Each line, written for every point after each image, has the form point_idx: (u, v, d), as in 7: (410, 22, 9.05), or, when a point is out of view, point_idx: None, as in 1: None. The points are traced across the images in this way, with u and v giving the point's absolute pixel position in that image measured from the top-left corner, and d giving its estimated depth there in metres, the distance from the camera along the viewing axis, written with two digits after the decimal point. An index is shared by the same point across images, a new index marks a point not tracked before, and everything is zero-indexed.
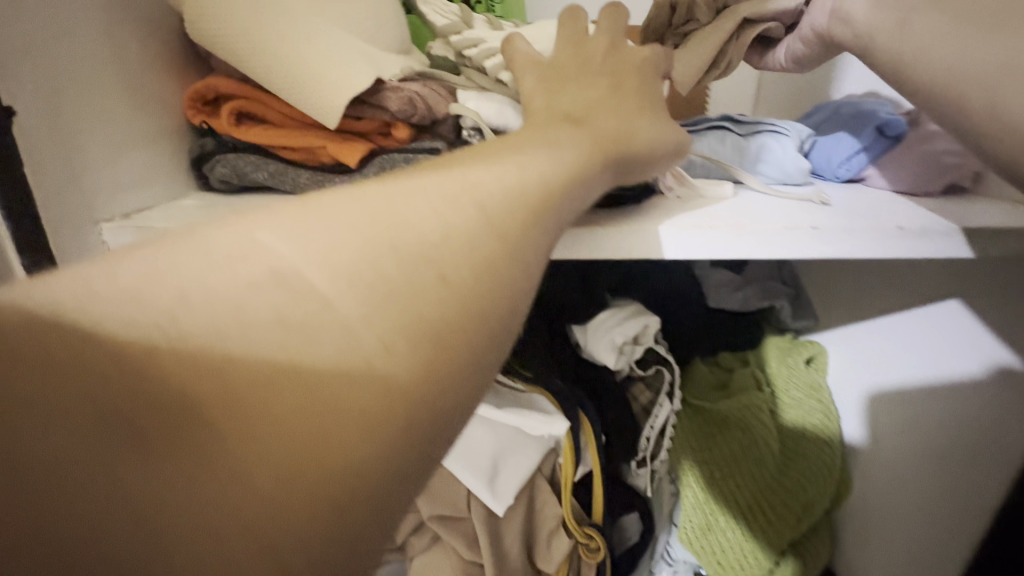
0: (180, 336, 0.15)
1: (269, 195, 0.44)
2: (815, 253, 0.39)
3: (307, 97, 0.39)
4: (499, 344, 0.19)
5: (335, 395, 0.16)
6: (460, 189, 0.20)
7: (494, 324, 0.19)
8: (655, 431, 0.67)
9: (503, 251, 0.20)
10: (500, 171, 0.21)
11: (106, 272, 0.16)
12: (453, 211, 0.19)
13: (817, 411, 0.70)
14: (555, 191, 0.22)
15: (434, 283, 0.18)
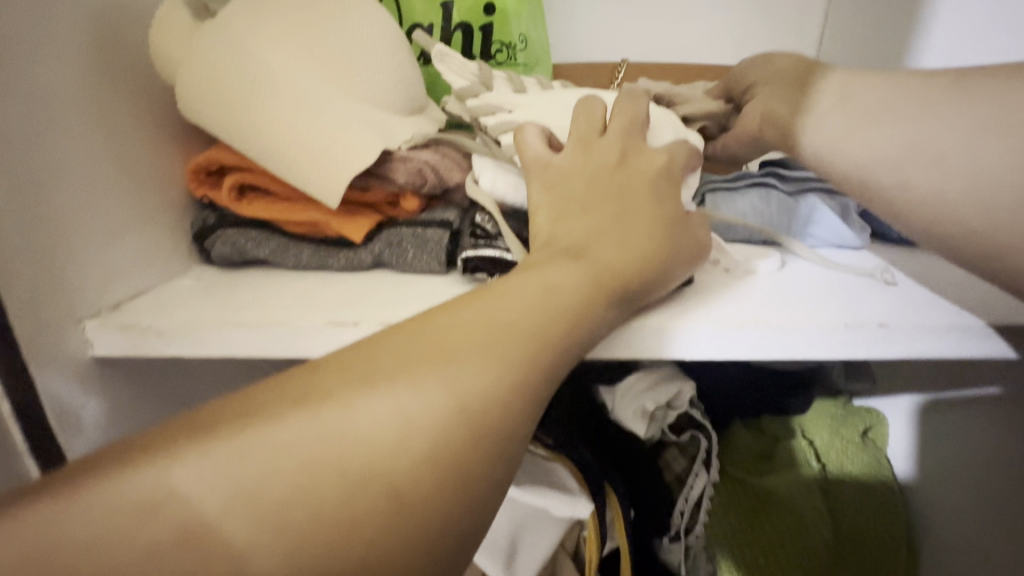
0: (196, 545, 0.18)
1: (272, 272, 0.41)
2: (880, 353, 0.34)
3: (309, 175, 0.37)
4: (474, 516, 0.22)
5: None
6: (439, 374, 0.23)
7: (468, 502, 0.22)
8: (690, 504, 0.60)
9: (477, 431, 0.22)
10: (478, 349, 0.24)
11: (131, 484, 0.19)
12: (432, 399, 0.22)
13: (874, 490, 0.63)
14: (530, 355, 0.25)
15: (414, 473, 0.21)
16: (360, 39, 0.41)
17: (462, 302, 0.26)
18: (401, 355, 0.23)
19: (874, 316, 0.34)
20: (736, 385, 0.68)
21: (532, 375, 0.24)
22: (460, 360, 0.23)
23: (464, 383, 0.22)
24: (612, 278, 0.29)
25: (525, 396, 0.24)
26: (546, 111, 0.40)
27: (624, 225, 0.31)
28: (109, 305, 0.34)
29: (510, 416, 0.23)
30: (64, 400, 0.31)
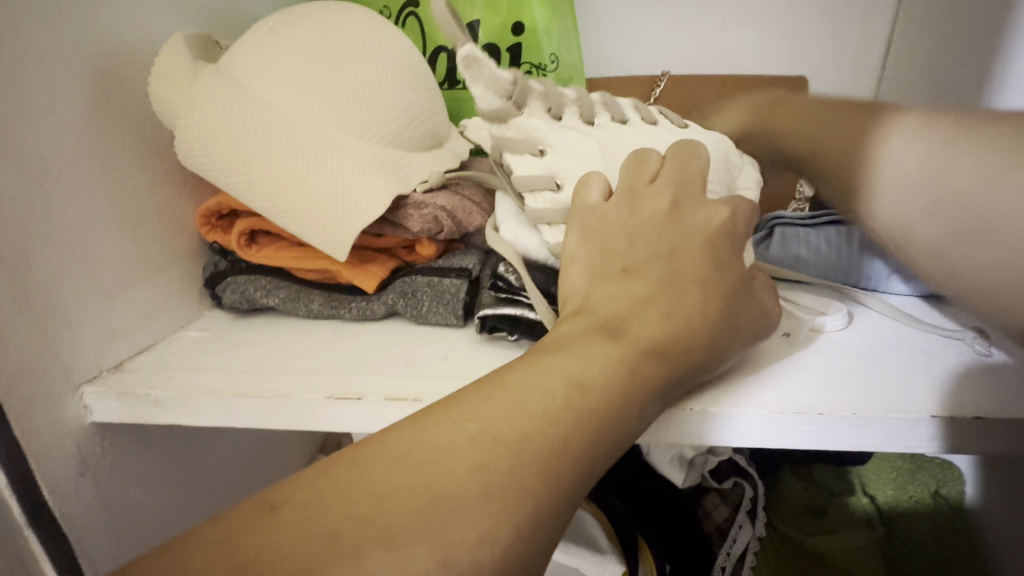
0: None
1: (283, 320, 0.39)
2: (970, 448, 0.28)
3: (318, 226, 0.34)
4: None
5: None
6: (429, 514, 0.19)
7: None
8: (732, 559, 0.55)
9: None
10: (478, 474, 0.20)
11: None
12: (417, 548, 0.18)
13: (947, 561, 0.56)
14: (541, 480, 0.21)
15: None
16: (376, 75, 0.38)
17: (462, 403, 0.22)
18: (389, 478, 0.20)
19: (965, 401, 0.28)
20: None
21: (547, 493, 0.21)
22: (463, 492, 0.20)
23: (463, 526, 0.19)
24: (648, 364, 0.25)
25: (539, 520, 0.20)
26: (582, 149, 0.35)
27: (659, 295, 0.27)
28: (111, 365, 0.33)
29: (520, 541, 0.20)
30: (61, 471, 0.30)
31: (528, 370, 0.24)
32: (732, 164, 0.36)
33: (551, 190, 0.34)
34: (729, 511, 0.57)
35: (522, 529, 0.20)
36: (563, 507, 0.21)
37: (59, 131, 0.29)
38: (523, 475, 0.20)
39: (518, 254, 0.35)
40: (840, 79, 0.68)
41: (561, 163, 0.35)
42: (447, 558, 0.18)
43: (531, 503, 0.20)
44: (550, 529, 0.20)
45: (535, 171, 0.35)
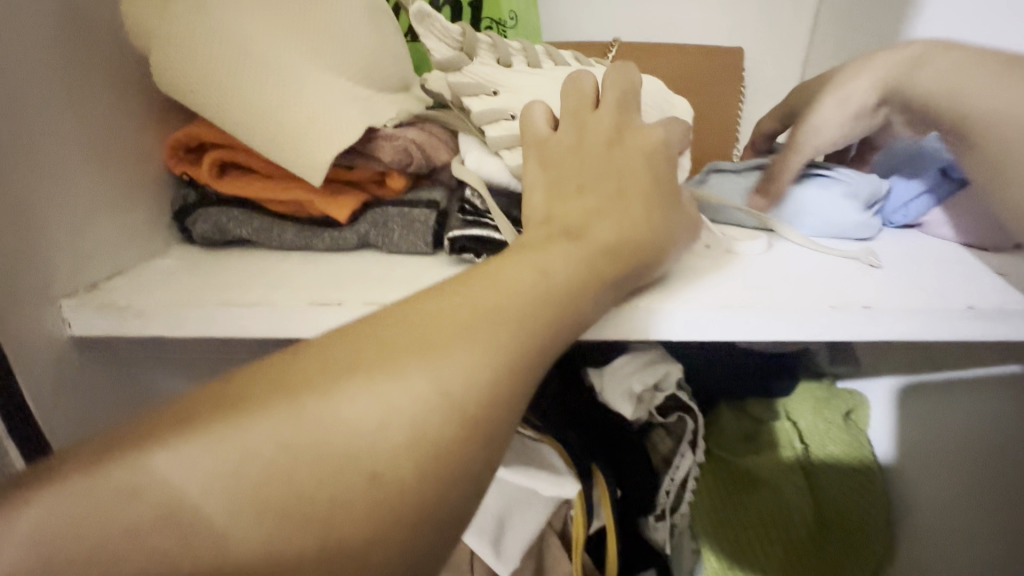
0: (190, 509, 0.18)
1: (256, 251, 0.41)
2: (866, 337, 0.34)
3: (291, 151, 0.36)
4: (463, 486, 0.22)
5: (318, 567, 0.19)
6: (420, 362, 0.22)
7: (458, 475, 0.21)
8: (676, 484, 0.61)
9: (461, 424, 0.22)
10: (463, 334, 0.23)
11: (112, 462, 0.19)
12: (409, 382, 0.21)
13: (856, 472, 0.63)
14: (513, 340, 0.24)
15: (365, 476, 0.20)
16: (342, 13, 0.40)
17: (442, 287, 0.26)
18: (385, 337, 0.23)
19: (859, 296, 0.34)
20: (722, 367, 0.68)
21: (517, 354, 0.24)
22: (448, 346, 0.23)
23: (447, 372, 0.22)
24: (601, 259, 0.29)
25: (512, 375, 0.24)
26: (528, 87, 0.39)
27: (608, 203, 0.31)
28: (86, 284, 0.33)
29: (497, 388, 0.23)
30: (41, 381, 0.31)
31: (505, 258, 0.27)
32: (670, 99, 0.41)
33: (507, 120, 0.38)
34: (672, 443, 0.62)
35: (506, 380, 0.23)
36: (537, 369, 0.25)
37: (31, 43, 0.30)
38: (501, 336, 0.24)
39: (482, 180, 0.38)
40: (772, 52, 0.75)
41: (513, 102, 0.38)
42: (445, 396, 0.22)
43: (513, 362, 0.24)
44: (518, 382, 0.24)
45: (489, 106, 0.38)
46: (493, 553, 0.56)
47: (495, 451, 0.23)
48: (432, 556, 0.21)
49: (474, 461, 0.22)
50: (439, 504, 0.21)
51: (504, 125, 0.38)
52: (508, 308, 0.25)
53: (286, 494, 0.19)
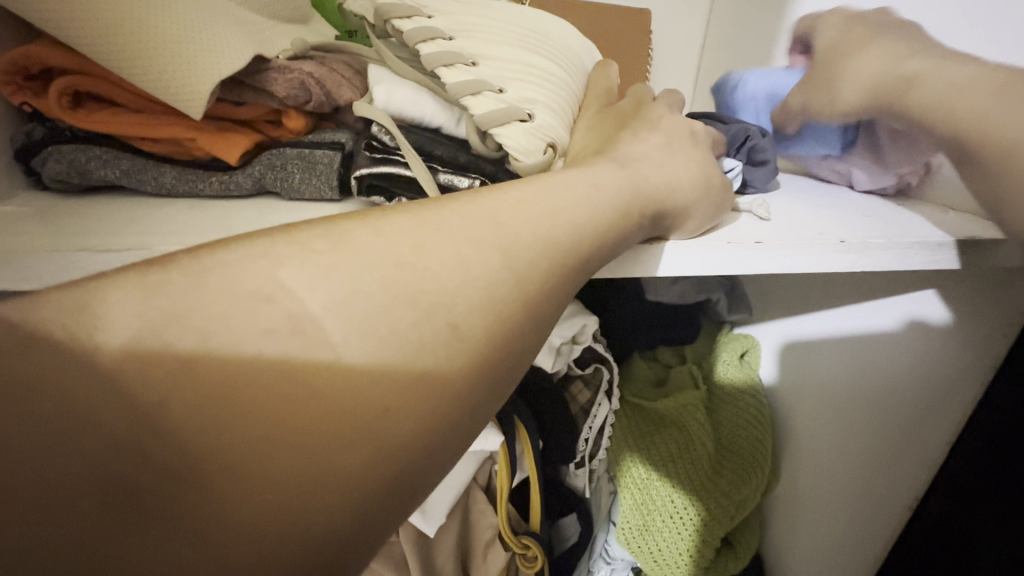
0: (108, 419, 0.17)
1: (125, 197, 0.35)
2: (759, 269, 0.36)
3: (160, 74, 0.31)
4: (436, 395, 0.21)
5: (291, 469, 0.18)
6: (316, 287, 0.21)
7: (424, 392, 0.21)
8: (594, 431, 0.64)
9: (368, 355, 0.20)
10: (369, 261, 0.22)
11: None
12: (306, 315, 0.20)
13: (748, 407, 0.70)
14: (424, 263, 0.22)
15: (319, 375, 0.19)
16: None
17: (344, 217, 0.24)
18: (273, 264, 0.21)
19: (752, 234, 0.36)
20: (641, 320, 0.70)
21: (434, 281, 0.22)
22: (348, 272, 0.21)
23: (340, 301, 0.21)
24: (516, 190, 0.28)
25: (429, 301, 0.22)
26: (456, 18, 0.40)
27: None
28: None
29: (414, 317, 0.21)
30: None
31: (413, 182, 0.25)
32: (576, 58, 0.43)
33: (443, 40, 0.38)
34: (590, 394, 0.64)
35: (407, 390, 0.20)
36: (450, 393, 0.21)
37: None
38: (415, 261, 0.22)
39: (392, 115, 0.36)
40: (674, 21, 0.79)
41: (447, 28, 0.39)
42: (324, 410, 0.19)
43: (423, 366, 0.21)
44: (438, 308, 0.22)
45: (423, 27, 0.38)
46: (417, 512, 0.56)
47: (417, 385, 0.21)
48: (399, 480, 0.20)
49: (355, 489, 0.19)
50: (418, 410, 0.20)
51: (436, 45, 0.37)
52: (424, 227, 0.24)
53: (232, 408, 0.18)
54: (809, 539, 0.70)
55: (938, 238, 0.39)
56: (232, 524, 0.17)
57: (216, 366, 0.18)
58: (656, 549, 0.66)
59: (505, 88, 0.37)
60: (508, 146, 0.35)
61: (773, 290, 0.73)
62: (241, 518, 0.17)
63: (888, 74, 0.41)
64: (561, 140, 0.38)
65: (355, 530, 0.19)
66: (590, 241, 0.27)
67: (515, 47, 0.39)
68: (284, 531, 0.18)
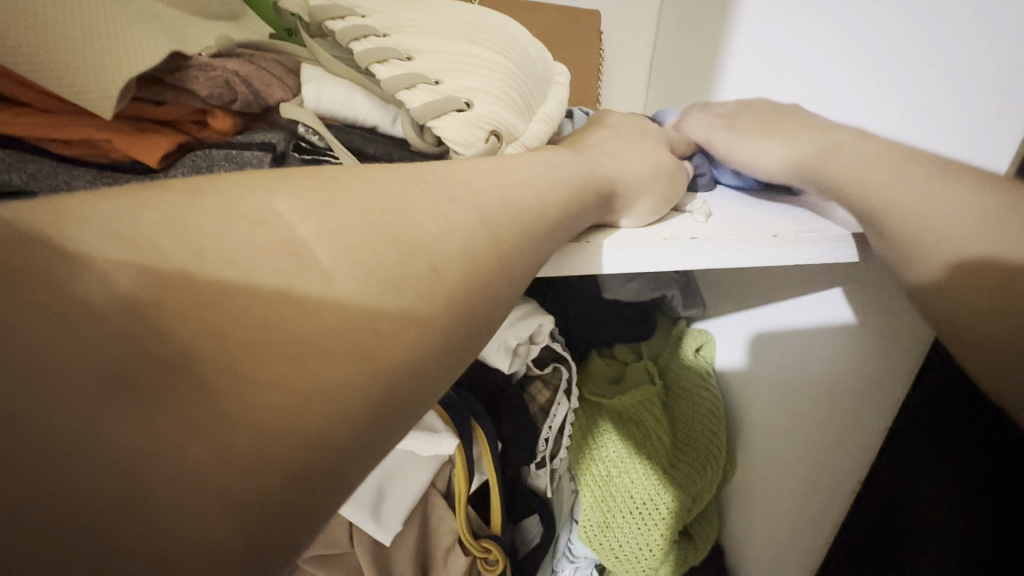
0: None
1: (35, 201, 0.33)
2: (694, 265, 0.37)
3: (67, 71, 0.30)
4: (371, 394, 0.19)
5: (200, 479, 0.15)
6: (224, 278, 0.18)
7: (360, 391, 0.19)
8: (553, 431, 0.64)
9: (291, 348, 0.18)
10: (289, 252, 0.19)
11: None
12: (203, 299, 0.17)
13: (704, 400, 0.71)
14: (350, 259, 0.21)
15: (231, 368, 0.17)
16: None
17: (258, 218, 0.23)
18: (169, 246, 0.17)
19: (688, 230, 0.37)
20: (600, 316, 0.71)
21: (359, 277, 0.20)
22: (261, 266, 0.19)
23: (255, 288, 0.18)
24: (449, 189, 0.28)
25: (354, 300, 0.20)
26: (391, 18, 0.39)
27: None
28: None
29: (337, 309, 0.19)
30: None
31: (334, 175, 0.24)
32: (524, 48, 0.42)
33: (376, 37, 0.37)
34: (549, 393, 0.64)
35: (310, 404, 0.17)
36: (356, 412, 0.18)
37: None
38: (342, 256, 0.20)
39: (321, 115, 0.36)
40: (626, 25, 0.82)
41: (380, 27, 0.39)
42: (206, 428, 0.15)
43: (328, 381, 0.18)
44: (364, 308, 0.20)
45: (356, 25, 0.37)
46: (372, 519, 0.54)
47: (356, 381, 0.19)
48: (330, 483, 0.18)
49: (280, 497, 0.16)
50: (350, 407, 0.18)
51: (369, 42, 0.37)
52: (345, 217, 0.22)
53: (120, 407, 0.15)
54: (763, 528, 0.72)
55: (864, 232, 0.40)
56: (125, 544, 0.14)
57: (92, 362, 0.15)
58: (618, 545, 0.66)
59: (442, 79, 0.36)
60: (446, 137, 0.34)
61: (723, 285, 0.75)
62: (139, 537, 0.14)
63: (807, 151, 0.41)
64: (508, 127, 0.36)
65: (288, 537, 0.17)
66: (524, 230, 0.27)
67: (453, 41, 0.39)
68: (199, 546, 0.15)
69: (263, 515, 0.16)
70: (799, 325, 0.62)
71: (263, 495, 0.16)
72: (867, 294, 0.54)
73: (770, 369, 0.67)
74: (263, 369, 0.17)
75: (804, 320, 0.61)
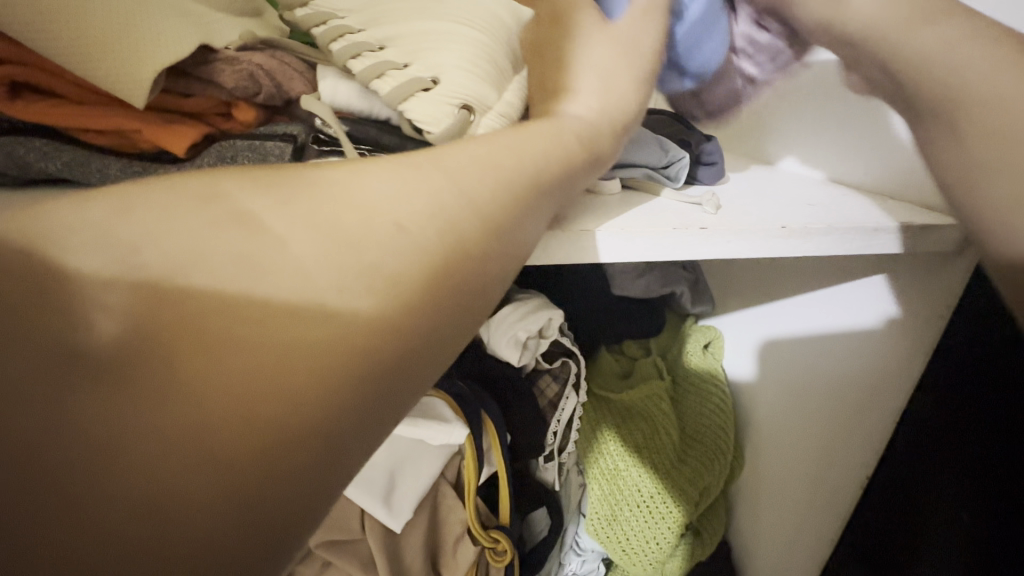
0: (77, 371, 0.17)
1: (67, 188, 0.35)
2: (705, 254, 0.38)
3: (104, 65, 0.31)
4: (392, 368, 0.21)
5: (255, 431, 0.18)
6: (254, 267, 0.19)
7: (386, 368, 0.21)
8: (562, 424, 0.65)
9: (322, 319, 0.20)
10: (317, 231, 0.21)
11: None
12: (242, 283, 0.19)
13: (712, 395, 0.72)
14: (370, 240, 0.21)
15: (280, 338, 0.19)
16: None
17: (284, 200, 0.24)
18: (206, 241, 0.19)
19: (698, 220, 0.38)
20: (609, 310, 0.71)
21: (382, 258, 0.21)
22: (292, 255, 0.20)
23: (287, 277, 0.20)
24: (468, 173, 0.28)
25: (378, 285, 0.21)
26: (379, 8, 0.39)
27: None
28: None
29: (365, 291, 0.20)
30: None
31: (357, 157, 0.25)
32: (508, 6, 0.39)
33: (352, 34, 0.38)
34: (558, 386, 0.64)
35: (292, 402, 0.19)
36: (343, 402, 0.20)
37: None
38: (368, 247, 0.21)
39: (334, 109, 0.37)
40: None
41: (358, 23, 0.39)
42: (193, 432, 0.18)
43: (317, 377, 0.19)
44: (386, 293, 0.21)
45: (337, 26, 0.38)
46: (384, 507, 0.55)
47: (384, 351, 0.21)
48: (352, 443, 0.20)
49: (312, 449, 0.19)
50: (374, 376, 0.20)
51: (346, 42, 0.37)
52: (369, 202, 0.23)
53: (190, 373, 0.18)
54: (770, 524, 0.73)
55: (875, 223, 0.41)
56: (190, 481, 0.17)
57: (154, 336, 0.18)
58: (624, 538, 0.66)
59: (410, 62, 0.35)
60: (417, 119, 0.33)
61: (731, 280, 0.75)
62: (202, 475, 0.17)
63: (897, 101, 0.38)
64: (481, 97, 0.34)
65: (322, 479, 0.19)
66: (539, 215, 0.28)
67: (420, 16, 0.37)
68: (251, 481, 0.18)
69: (248, 509, 0.18)
70: (816, 330, 0.62)
71: (271, 463, 0.18)
72: (886, 293, 0.54)
73: (776, 360, 0.68)
74: (247, 366, 0.18)
75: (814, 322, 0.62)
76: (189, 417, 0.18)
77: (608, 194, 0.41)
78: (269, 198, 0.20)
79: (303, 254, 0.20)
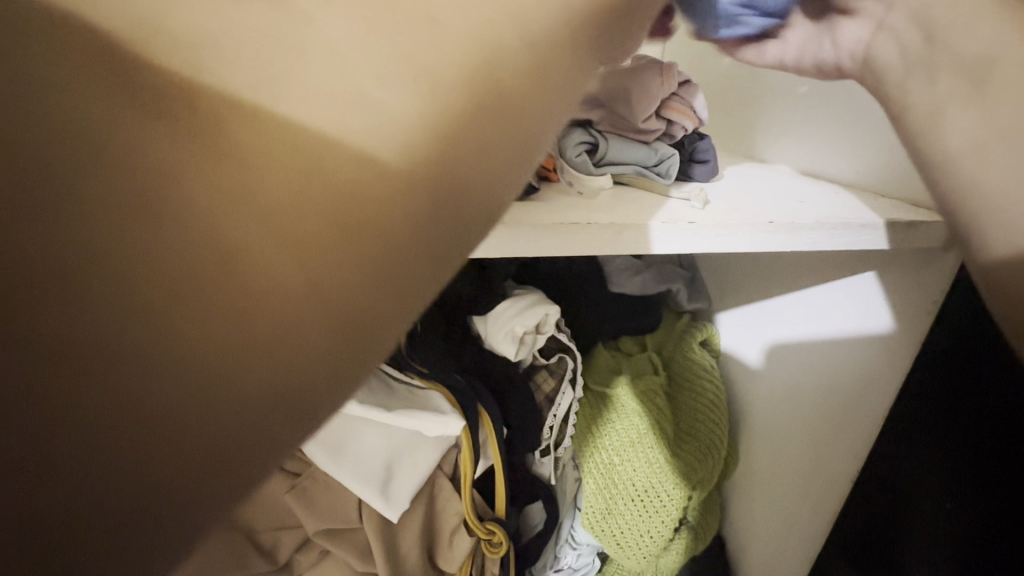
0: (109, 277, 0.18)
1: None
2: (694, 248, 0.39)
3: None
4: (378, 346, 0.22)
5: (278, 350, 0.20)
6: None
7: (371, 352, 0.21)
8: (558, 419, 0.65)
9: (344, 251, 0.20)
10: None
11: None
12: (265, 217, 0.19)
13: (708, 391, 0.73)
14: None
15: (303, 265, 0.20)
16: None
17: None
18: None
19: (688, 216, 0.38)
20: (607, 307, 0.72)
21: None
22: None
23: None
24: None
25: None
26: None
27: None
28: None
29: None
30: None
31: None
32: None
33: None
34: (555, 382, 0.65)
35: (292, 337, 0.20)
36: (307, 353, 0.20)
37: None
38: None
39: None
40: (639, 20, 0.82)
41: None
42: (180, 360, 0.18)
43: (291, 319, 0.19)
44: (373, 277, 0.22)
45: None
46: (381, 497, 0.56)
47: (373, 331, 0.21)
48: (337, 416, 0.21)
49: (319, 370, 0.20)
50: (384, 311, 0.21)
51: None
52: None
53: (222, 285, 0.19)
54: (763, 518, 0.74)
55: (862, 220, 0.42)
56: (226, 388, 0.19)
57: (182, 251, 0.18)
58: (618, 531, 0.67)
59: None
60: None
61: (727, 277, 0.75)
62: (236, 388, 0.19)
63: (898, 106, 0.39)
64: None
65: (328, 392, 0.21)
66: None
67: None
68: (267, 399, 0.20)
69: (215, 448, 0.19)
70: (809, 336, 0.64)
71: (299, 375, 0.20)
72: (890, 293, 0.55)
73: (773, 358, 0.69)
74: (261, 289, 0.19)
75: (811, 326, 0.63)
76: (148, 356, 0.18)
77: (599, 190, 0.43)
78: (223, 120, 0.18)
79: (262, 199, 0.19)
